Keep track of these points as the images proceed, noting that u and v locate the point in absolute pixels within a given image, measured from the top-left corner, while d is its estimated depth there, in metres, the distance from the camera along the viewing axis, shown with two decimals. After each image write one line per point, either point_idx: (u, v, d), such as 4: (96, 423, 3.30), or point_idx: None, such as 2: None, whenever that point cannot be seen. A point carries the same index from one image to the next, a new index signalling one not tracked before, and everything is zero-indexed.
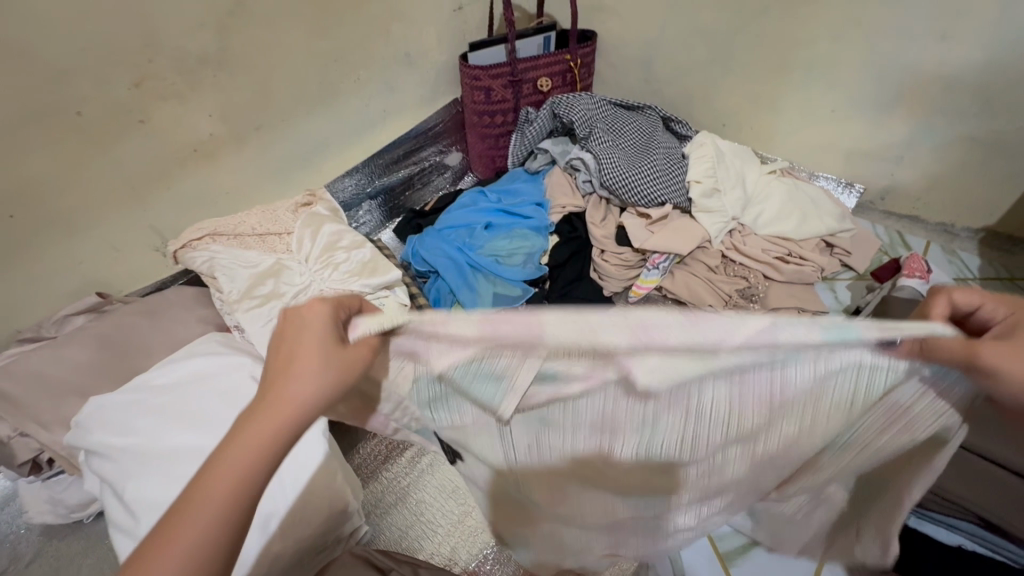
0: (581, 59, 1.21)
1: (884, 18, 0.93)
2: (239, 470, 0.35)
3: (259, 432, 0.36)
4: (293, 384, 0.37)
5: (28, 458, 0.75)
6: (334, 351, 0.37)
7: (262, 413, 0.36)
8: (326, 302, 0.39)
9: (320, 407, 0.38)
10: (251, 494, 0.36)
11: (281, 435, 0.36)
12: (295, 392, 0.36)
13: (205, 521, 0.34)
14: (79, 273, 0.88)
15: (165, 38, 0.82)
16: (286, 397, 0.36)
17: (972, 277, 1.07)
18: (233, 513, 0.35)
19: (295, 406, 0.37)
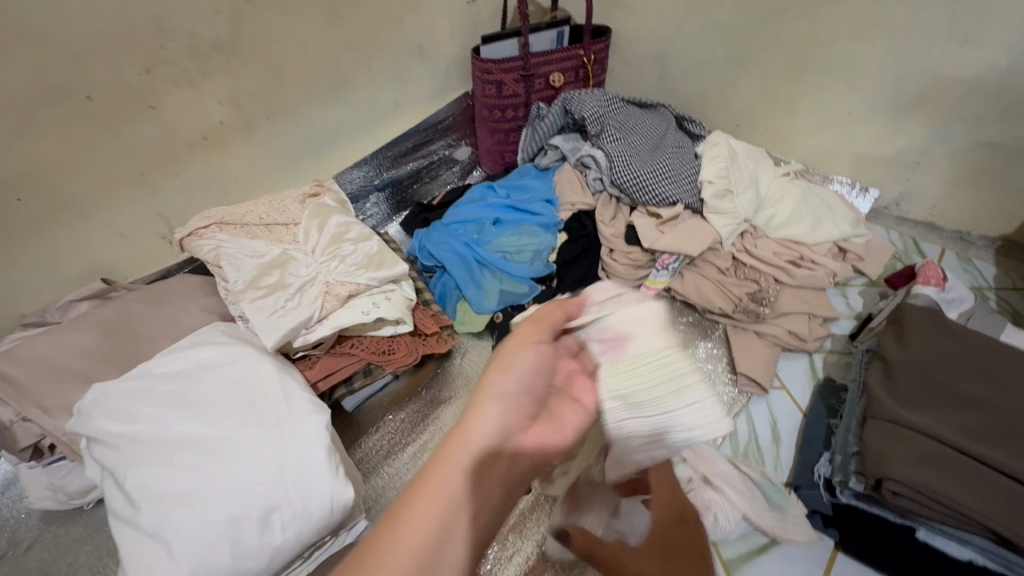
0: (594, 55, 1.19)
1: (906, 20, 0.91)
2: (454, 472, 0.44)
3: (464, 443, 0.46)
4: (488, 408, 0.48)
5: (30, 443, 0.74)
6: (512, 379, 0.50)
7: (459, 434, 0.46)
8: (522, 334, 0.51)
9: (501, 432, 0.47)
10: (462, 498, 0.43)
11: (481, 453, 0.46)
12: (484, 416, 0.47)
13: (427, 517, 0.41)
14: (84, 259, 0.87)
15: (176, 23, 0.81)
16: (476, 421, 0.47)
17: (988, 286, 1.04)
18: (448, 510, 0.42)
19: (482, 431, 0.47)
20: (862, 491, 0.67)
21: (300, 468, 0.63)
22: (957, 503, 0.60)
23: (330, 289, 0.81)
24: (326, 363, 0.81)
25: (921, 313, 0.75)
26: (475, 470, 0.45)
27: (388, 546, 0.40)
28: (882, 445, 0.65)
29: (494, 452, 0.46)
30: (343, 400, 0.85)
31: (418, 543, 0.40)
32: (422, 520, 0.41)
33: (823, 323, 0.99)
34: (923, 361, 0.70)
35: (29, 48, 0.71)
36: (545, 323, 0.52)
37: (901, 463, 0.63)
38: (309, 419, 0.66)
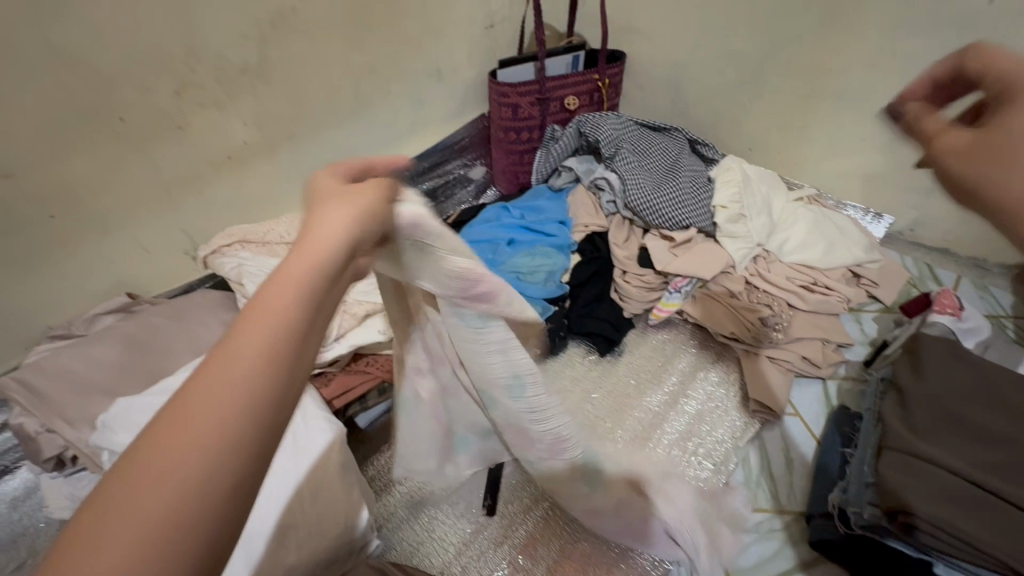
0: (609, 79, 1.21)
1: (918, 49, 0.92)
2: (292, 281, 0.29)
3: (300, 253, 0.31)
4: (332, 211, 0.34)
5: (52, 455, 0.76)
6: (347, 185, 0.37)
7: (302, 243, 0.31)
8: (329, 170, 0.40)
9: (356, 224, 0.34)
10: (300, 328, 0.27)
11: (329, 260, 0.31)
12: (331, 214, 0.34)
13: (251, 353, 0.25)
14: (110, 274, 0.89)
15: (207, 49, 0.85)
16: (318, 222, 0.33)
17: (1006, 313, 1.03)
18: (288, 333, 0.27)
19: (327, 228, 0.32)
20: (876, 522, 0.67)
21: (316, 485, 0.64)
22: (972, 539, 0.59)
23: (347, 308, 0.83)
24: (340, 381, 0.82)
25: (937, 343, 0.75)
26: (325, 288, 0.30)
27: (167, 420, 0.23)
28: (899, 479, 0.65)
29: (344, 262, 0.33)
30: (356, 418, 0.84)
31: (241, 378, 0.25)
32: (248, 343, 0.26)
33: (837, 349, 0.98)
34: (939, 391, 0.70)
35: (68, 72, 0.74)
36: (371, 164, 0.43)
37: (918, 497, 0.62)
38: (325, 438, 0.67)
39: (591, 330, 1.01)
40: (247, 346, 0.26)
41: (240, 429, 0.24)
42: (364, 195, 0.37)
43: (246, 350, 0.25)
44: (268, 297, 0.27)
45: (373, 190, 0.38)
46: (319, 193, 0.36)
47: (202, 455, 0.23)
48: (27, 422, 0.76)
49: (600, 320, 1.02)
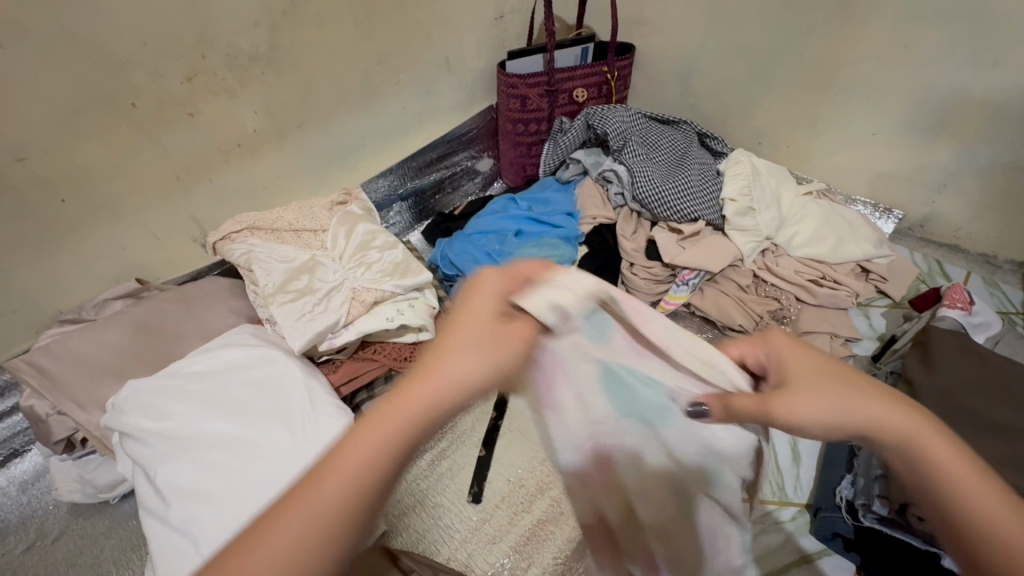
0: (618, 71, 1.20)
1: (931, 42, 0.92)
2: (395, 425, 0.34)
3: (409, 407, 0.34)
4: (464, 356, 0.36)
5: (63, 437, 0.77)
6: (493, 330, 0.37)
7: (417, 391, 0.35)
8: (496, 280, 0.39)
9: (479, 384, 0.36)
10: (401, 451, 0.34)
11: (431, 417, 0.35)
12: (461, 366, 0.36)
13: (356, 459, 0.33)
14: (119, 260, 0.90)
15: (217, 36, 0.85)
16: (447, 366, 0.36)
17: (1016, 311, 1.03)
18: (371, 480, 0.33)
19: (457, 380, 0.36)
20: (885, 515, 0.67)
21: None
22: None
23: (356, 295, 0.83)
24: (348, 367, 0.83)
25: (949, 336, 0.75)
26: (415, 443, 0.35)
27: (269, 527, 0.32)
28: None
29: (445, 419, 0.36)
30: (364, 405, 0.86)
31: (327, 519, 0.32)
32: (344, 486, 0.33)
33: (846, 343, 0.97)
34: (949, 383, 0.70)
35: (79, 57, 0.74)
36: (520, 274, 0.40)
37: None
38: (334, 423, 0.68)
39: None
40: (353, 457, 0.33)
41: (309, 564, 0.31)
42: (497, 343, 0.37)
43: (330, 489, 0.32)
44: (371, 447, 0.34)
45: (519, 342, 0.38)
46: (462, 318, 0.38)
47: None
48: (37, 405, 0.76)
49: None
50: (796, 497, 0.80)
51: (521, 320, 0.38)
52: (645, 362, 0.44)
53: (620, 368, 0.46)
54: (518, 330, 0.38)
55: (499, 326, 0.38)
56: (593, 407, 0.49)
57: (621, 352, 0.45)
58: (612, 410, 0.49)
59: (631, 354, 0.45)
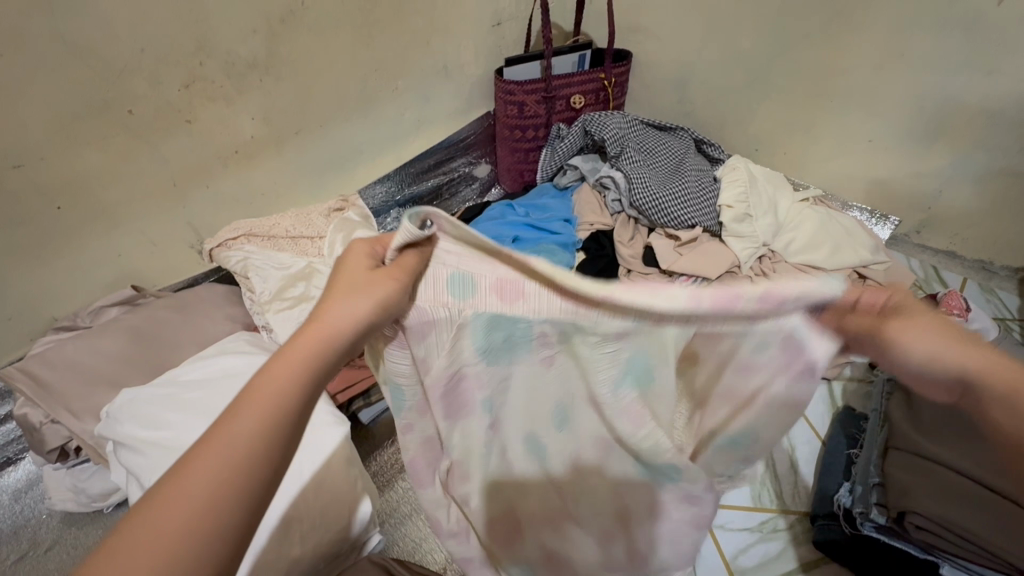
0: (615, 78, 1.21)
1: (926, 50, 0.92)
2: (287, 374, 0.35)
3: (297, 352, 0.36)
4: (345, 304, 0.38)
5: (57, 445, 0.76)
6: (366, 275, 0.40)
7: (304, 338, 0.36)
8: (362, 244, 0.42)
9: (365, 323, 0.38)
10: (302, 398, 0.35)
11: (322, 358, 0.36)
12: (344, 310, 0.38)
13: (254, 420, 0.32)
14: (115, 267, 0.90)
15: (215, 43, 0.85)
16: (330, 312, 0.38)
17: (1011, 318, 1.03)
18: (270, 426, 0.33)
19: (344, 322, 0.38)
20: (884, 524, 0.66)
21: (319, 479, 0.64)
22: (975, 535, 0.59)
23: None
24: (345, 375, 0.83)
25: None
26: (311, 385, 0.36)
27: (164, 500, 0.29)
28: (905, 477, 0.66)
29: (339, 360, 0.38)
30: (360, 412, 0.86)
31: (226, 470, 0.31)
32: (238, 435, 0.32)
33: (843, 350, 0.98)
34: None
35: (76, 64, 0.74)
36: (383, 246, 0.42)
37: (925, 495, 0.63)
38: (329, 432, 0.67)
39: None
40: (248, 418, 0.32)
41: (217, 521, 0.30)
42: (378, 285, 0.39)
43: (232, 452, 0.31)
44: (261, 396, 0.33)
45: (392, 282, 0.40)
46: (338, 277, 0.40)
47: (186, 537, 0.29)
48: (31, 413, 0.76)
49: None
50: (795, 505, 0.81)
51: (387, 268, 0.41)
52: (512, 308, 0.42)
53: (487, 319, 0.43)
54: (390, 271, 0.40)
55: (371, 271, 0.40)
56: (462, 356, 0.46)
57: (491, 305, 0.42)
58: (496, 373, 0.48)
59: (501, 303, 0.42)
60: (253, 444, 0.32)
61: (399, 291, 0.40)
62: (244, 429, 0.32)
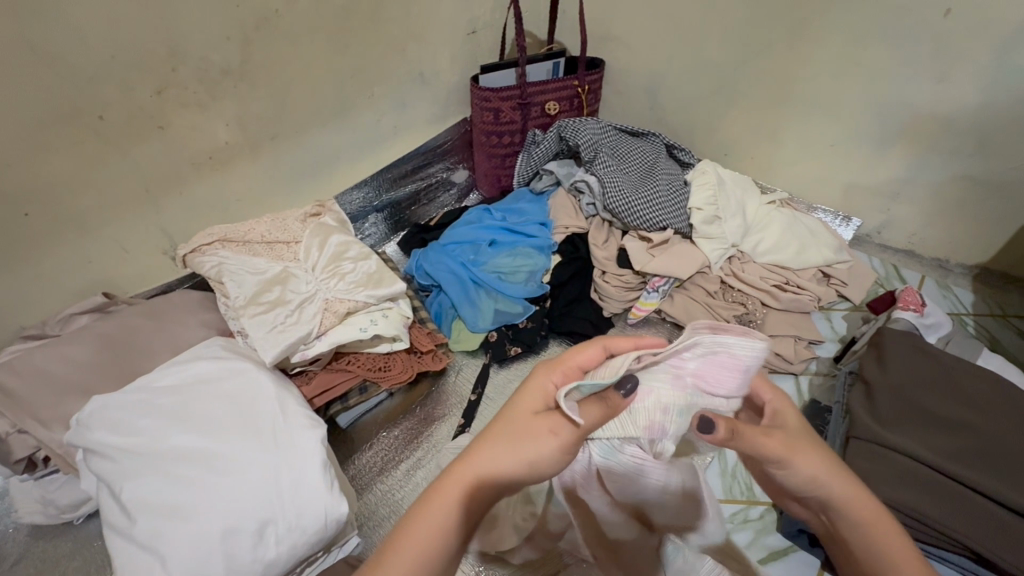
0: (588, 85, 1.23)
1: (882, 59, 0.96)
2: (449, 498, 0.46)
3: (463, 484, 0.46)
4: (500, 452, 0.47)
5: (24, 455, 0.75)
6: (524, 421, 0.49)
7: (453, 486, 0.46)
8: (542, 374, 0.52)
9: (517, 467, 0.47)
10: (461, 514, 0.46)
11: (476, 489, 0.47)
12: (500, 455, 0.47)
13: (421, 535, 0.44)
14: (86, 274, 0.89)
15: (186, 50, 0.85)
16: (483, 458, 0.47)
17: (965, 312, 1.08)
18: (441, 534, 0.45)
19: (497, 464, 0.47)
20: None
21: (297, 481, 0.65)
22: (928, 517, 0.63)
23: (329, 306, 0.83)
24: (322, 379, 0.83)
25: (900, 335, 0.79)
26: (464, 512, 0.46)
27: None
28: (865, 466, 0.68)
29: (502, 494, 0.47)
30: (338, 415, 0.87)
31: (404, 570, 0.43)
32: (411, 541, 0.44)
33: (809, 346, 1.01)
34: (904, 380, 0.73)
35: (44, 71, 0.74)
36: (572, 367, 0.53)
37: (882, 483, 0.66)
38: (306, 434, 0.68)
39: (571, 328, 1.04)
40: (414, 535, 0.44)
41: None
42: (535, 434, 0.48)
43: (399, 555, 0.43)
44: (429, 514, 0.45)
45: (549, 433, 0.47)
46: (505, 417, 0.50)
47: None
48: None
49: (581, 319, 1.05)
50: (764, 495, 0.83)
51: (547, 417, 0.48)
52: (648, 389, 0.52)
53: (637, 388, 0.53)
54: (552, 424, 0.48)
55: (532, 411, 0.49)
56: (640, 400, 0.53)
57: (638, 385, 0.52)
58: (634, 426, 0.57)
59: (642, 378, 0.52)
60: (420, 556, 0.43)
61: (556, 447, 0.47)
62: (413, 541, 0.44)
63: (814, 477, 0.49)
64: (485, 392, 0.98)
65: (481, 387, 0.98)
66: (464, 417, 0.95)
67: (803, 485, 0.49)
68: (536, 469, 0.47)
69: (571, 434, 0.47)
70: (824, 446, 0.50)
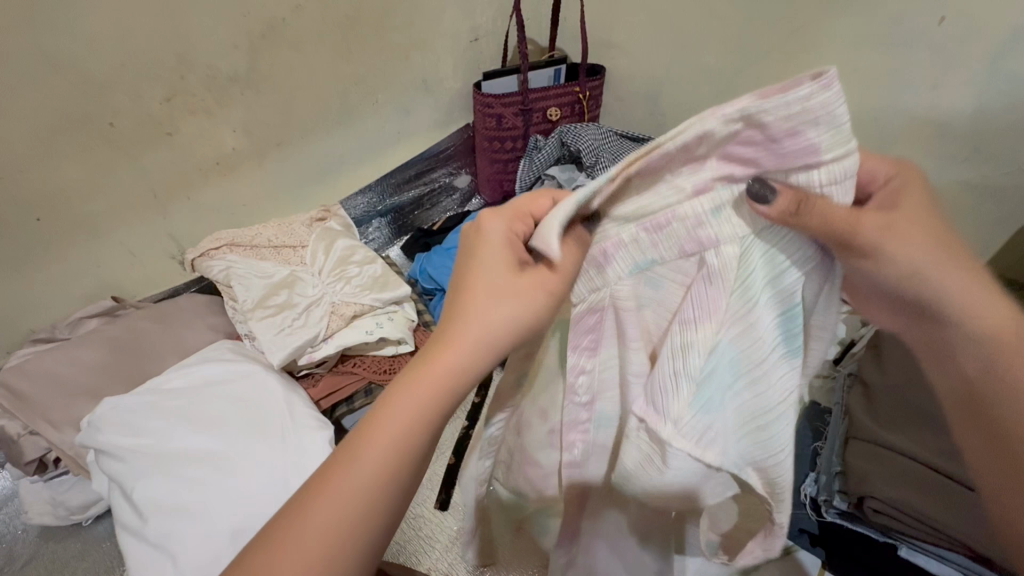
0: (589, 91, 1.25)
1: (878, 66, 0.98)
2: (435, 379, 0.40)
3: (441, 363, 0.40)
4: (486, 317, 0.41)
5: (35, 457, 0.76)
6: (508, 281, 0.42)
7: (435, 366, 0.40)
8: (498, 223, 0.44)
9: (507, 336, 0.42)
10: (448, 390, 0.40)
11: (462, 368, 0.41)
12: (487, 318, 0.41)
13: (402, 417, 0.39)
14: (95, 278, 0.90)
15: (195, 59, 0.87)
16: (469, 327, 0.41)
17: None
18: (425, 416, 0.39)
19: (484, 332, 0.41)
20: (846, 508, 0.70)
21: (305, 482, 0.65)
22: (929, 518, 0.63)
23: (336, 309, 0.85)
24: (328, 381, 0.85)
25: None
26: (452, 391, 0.40)
27: (338, 471, 0.37)
28: (865, 465, 0.68)
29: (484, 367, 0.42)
30: (343, 418, 0.87)
31: (386, 464, 0.38)
32: (388, 434, 0.38)
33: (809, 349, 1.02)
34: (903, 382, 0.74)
35: (56, 79, 0.76)
36: (524, 212, 0.46)
37: (881, 482, 0.66)
38: (315, 435, 0.69)
39: None
40: (393, 421, 0.39)
41: (373, 509, 0.37)
42: (520, 298, 0.41)
43: (381, 446, 0.38)
44: (409, 402, 0.39)
45: (537, 291, 0.41)
46: (474, 282, 0.43)
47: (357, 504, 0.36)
48: (8, 425, 0.75)
49: None
50: None
51: (532, 273, 0.42)
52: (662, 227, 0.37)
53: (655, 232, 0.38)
54: (534, 279, 0.42)
55: (511, 269, 0.43)
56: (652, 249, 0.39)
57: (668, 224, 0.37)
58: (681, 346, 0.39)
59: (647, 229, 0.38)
60: (402, 440, 0.38)
61: (546, 302, 0.42)
62: (394, 425, 0.38)
63: (927, 264, 0.38)
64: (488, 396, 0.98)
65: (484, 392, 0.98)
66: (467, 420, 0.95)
67: (907, 279, 0.39)
68: (529, 330, 0.42)
69: (558, 282, 0.41)
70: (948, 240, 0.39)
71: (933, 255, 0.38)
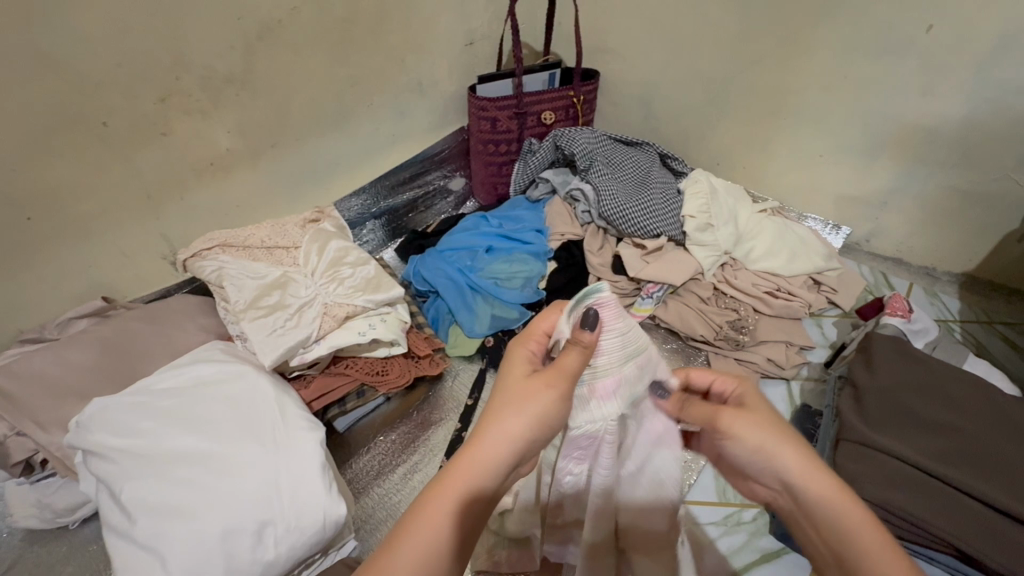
0: (583, 96, 1.25)
1: (868, 73, 0.99)
2: (457, 484, 0.45)
3: (462, 472, 0.46)
4: (505, 421, 0.47)
5: (22, 458, 0.75)
6: (520, 387, 0.49)
7: (460, 468, 0.46)
8: (521, 349, 0.53)
9: (523, 436, 0.47)
10: (472, 493, 0.45)
11: (482, 471, 0.46)
12: (504, 423, 0.47)
13: (432, 521, 0.43)
14: (86, 278, 0.90)
15: (189, 59, 0.86)
16: (488, 433, 0.47)
17: (953, 319, 1.09)
18: (452, 520, 0.44)
19: (504, 436, 0.47)
20: None
21: (294, 483, 0.65)
22: (920, 521, 0.63)
23: (328, 310, 0.85)
24: (319, 383, 0.84)
25: (886, 340, 0.81)
26: (476, 493, 0.45)
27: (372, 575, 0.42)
28: (855, 467, 0.69)
29: (499, 472, 0.47)
30: (335, 420, 0.87)
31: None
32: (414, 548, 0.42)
33: (800, 351, 1.03)
34: (892, 384, 0.75)
35: (50, 77, 0.75)
36: (539, 333, 0.53)
37: (870, 483, 0.67)
38: (306, 436, 0.69)
39: None
40: (423, 528, 0.43)
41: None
42: (531, 400, 0.48)
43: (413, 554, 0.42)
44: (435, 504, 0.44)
45: (544, 389, 0.48)
46: (498, 387, 0.50)
47: None
48: None
49: None
50: (757, 498, 0.84)
51: (540, 376, 0.49)
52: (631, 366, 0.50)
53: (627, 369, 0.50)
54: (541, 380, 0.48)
55: (522, 378, 0.50)
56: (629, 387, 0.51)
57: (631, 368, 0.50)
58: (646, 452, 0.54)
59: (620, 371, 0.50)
60: (431, 544, 0.43)
61: (554, 399, 0.48)
62: (425, 532, 0.43)
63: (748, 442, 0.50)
64: (482, 398, 0.98)
65: (478, 394, 0.99)
66: (460, 422, 0.95)
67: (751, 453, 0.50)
68: (542, 426, 0.48)
69: (565, 384, 0.48)
70: (791, 433, 0.50)
71: (755, 428, 0.50)
